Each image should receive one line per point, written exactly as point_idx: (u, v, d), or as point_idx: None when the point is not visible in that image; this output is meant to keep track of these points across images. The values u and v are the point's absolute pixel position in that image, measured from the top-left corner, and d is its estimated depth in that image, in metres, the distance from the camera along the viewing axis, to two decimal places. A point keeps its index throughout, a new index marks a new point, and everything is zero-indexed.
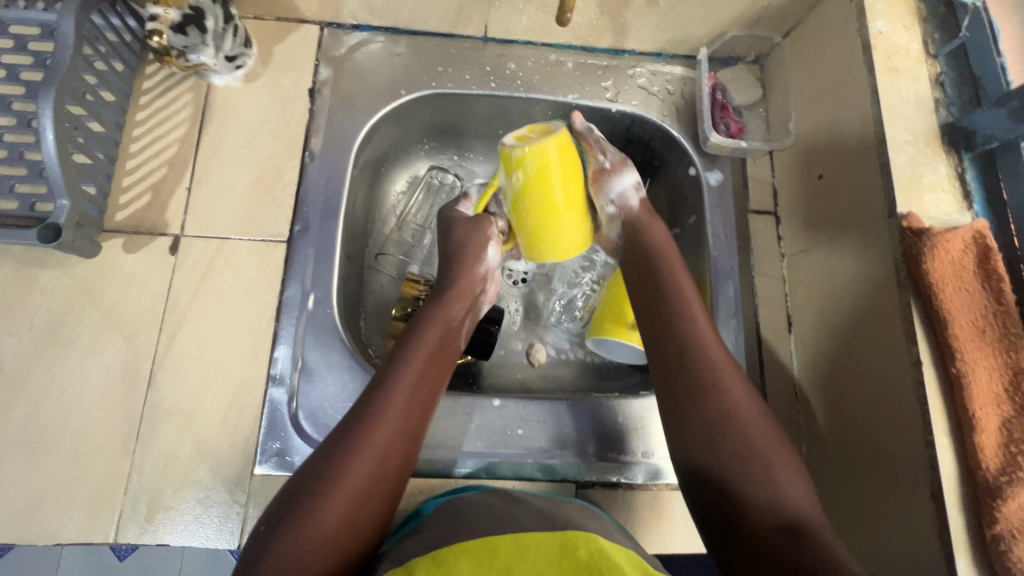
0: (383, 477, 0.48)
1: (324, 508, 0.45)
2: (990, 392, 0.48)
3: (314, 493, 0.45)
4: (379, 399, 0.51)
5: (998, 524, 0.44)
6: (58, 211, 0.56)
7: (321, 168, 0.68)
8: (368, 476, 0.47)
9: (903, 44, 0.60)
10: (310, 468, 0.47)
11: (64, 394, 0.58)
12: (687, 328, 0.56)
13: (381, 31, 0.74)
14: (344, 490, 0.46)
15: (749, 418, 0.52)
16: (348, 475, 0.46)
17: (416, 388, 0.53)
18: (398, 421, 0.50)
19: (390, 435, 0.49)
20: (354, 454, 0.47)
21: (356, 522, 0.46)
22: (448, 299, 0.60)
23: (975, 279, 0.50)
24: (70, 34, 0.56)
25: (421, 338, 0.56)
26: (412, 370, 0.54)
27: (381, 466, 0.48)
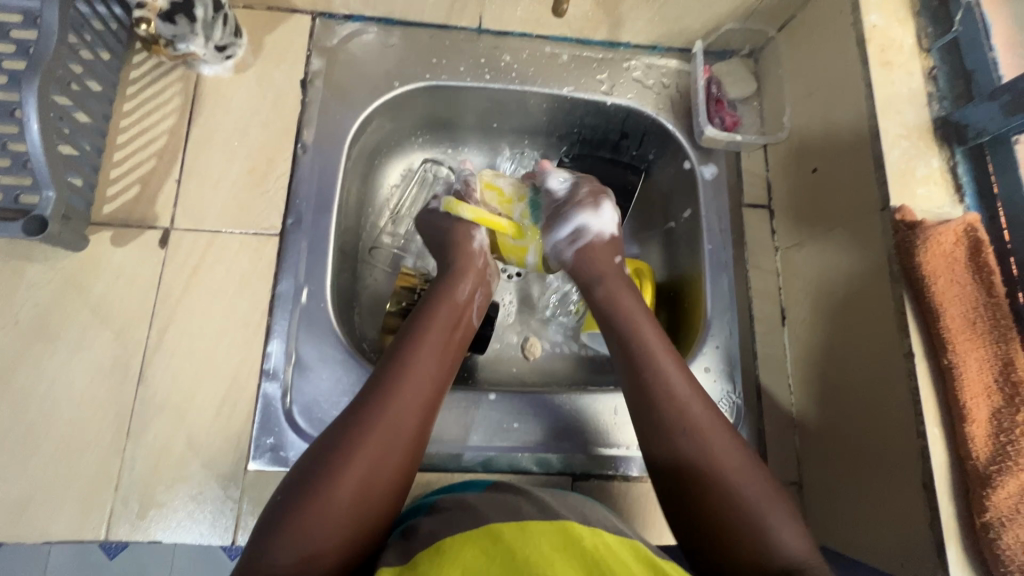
0: (397, 451, 0.49)
1: (339, 479, 0.46)
2: (981, 383, 0.48)
3: (330, 463, 0.47)
4: (389, 375, 0.52)
5: (988, 512, 0.45)
6: (44, 203, 0.55)
7: (314, 160, 0.67)
8: (381, 448, 0.48)
9: (896, 38, 0.61)
10: (324, 443, 0.49)
11: (52, 389, 0.57)
12: (649, 373, 0.56)
13: (373, 22, 0.73)
14: (358, 462, 0.47)
15: (727, 466, 0.50)
16: (360, 447, 0.47)
17: (429, 361, 0.55)
18: (410, 395, 0.52)
19: (405, 408, 0.51)
20: (368, 426, 0.49)
21: (371, 491, 0.47)
22: (453, 278, 0.63)
23: (966, 272, 0.50)
24: (54, 21, 0.54)
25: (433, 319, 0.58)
26: (422, 347, 0.55)
27: (394, 439, 0.49)
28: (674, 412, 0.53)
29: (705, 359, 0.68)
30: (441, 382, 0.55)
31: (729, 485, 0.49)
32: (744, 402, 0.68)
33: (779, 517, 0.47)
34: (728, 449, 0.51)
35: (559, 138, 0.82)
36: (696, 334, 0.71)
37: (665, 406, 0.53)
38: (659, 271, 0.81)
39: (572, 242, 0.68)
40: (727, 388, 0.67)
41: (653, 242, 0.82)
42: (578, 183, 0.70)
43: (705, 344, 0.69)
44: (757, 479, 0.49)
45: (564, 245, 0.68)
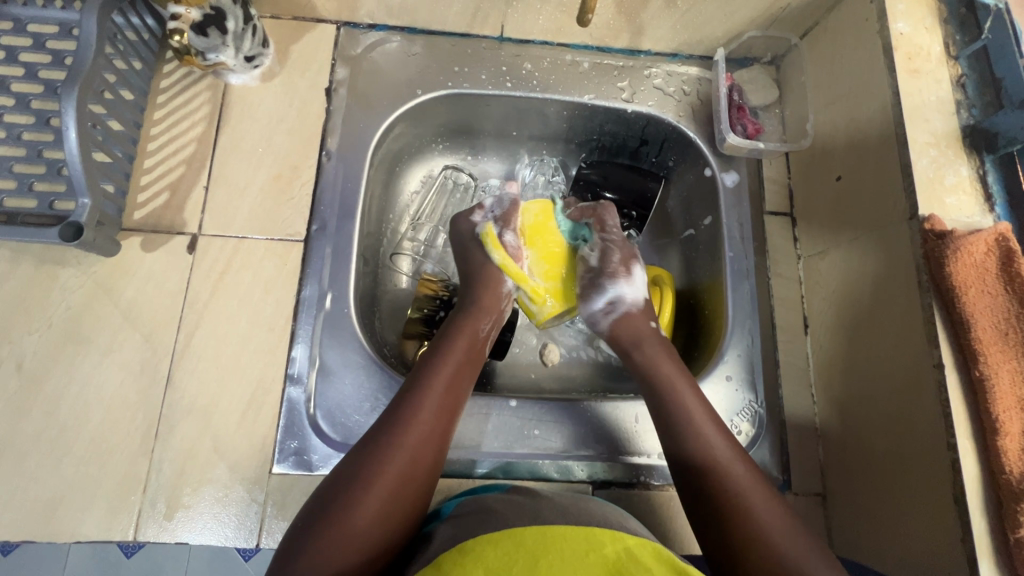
0: (416, 479, 0.49)
1: (361, 503, 0.46)
2: (1013, 396, 0.47)
3: (352, 488, 0.47)
4: (407, 402, 0.53)
5: (1022, 528, 0.44)
6: (80, 209, 0.56)
7: (338, 167, 0.68)
8: (401, 474, 0.49)
9: (924, 45, 0.60)
10: (345, 467, 0.49)
11: (83, 392, 0.58)
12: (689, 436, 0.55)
13: (397, 31, 0.74)
14: (378, 488, 0.47)
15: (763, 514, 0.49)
16: (381, 472, 0.48)
17: (445, 389, 0.55)
18: (428, 423, 0.52)
19: (421, 433, 0.51)
20: (387, 451, 0.49)
21: (392, 517, 0.47)
22: (478, 313, 0.63)
23: (998, 283, 0.50)
24: (91, 33, 0.56)
25: (450, 349, 0.58)
26: (439, 375, 0.55)
27: (412, 467, 0.49)
28: (712, 469, 0.52)
29: (727, 368, 0.68)
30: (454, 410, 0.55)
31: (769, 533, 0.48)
32: (766, 412, 0.67)
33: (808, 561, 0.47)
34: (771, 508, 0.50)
35: (578, 145, 0.82)
36: (717, 342, 0.70)
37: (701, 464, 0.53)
38: (678, 278, 0.81)
39: (607, 314, 0.64)
40: (748, 398, 0.67)
41: (673, 249, 0.82)
42: (613, 246, 0.66)
43: (726, 352, 0.68)
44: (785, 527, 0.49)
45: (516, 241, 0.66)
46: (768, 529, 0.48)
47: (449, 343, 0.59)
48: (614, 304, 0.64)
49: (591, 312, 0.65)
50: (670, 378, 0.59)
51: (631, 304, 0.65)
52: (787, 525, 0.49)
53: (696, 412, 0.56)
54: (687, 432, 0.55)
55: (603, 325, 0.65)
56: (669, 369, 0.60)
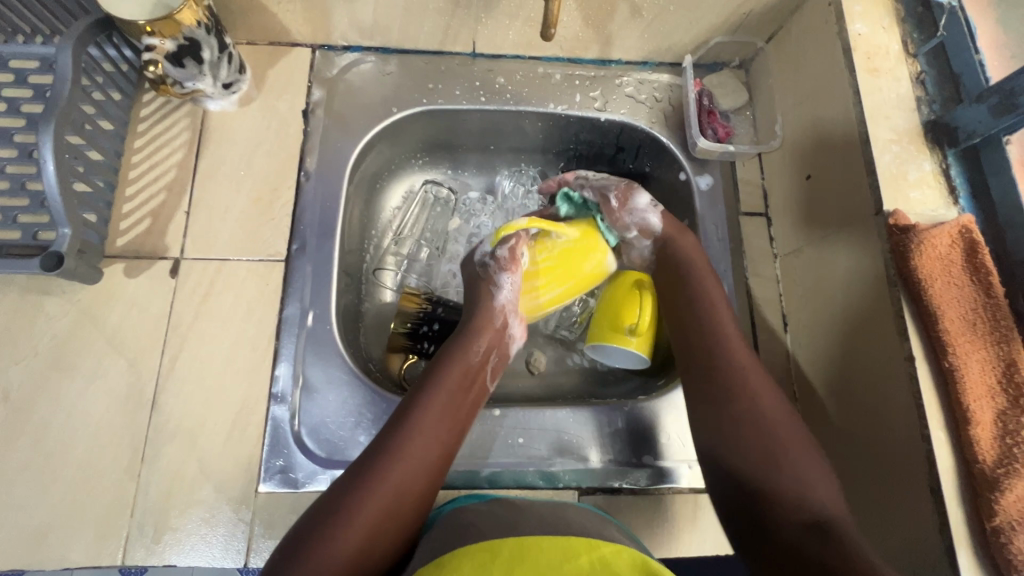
0: (397, 514, 0.49)
1: (341, 535, 0.46)
2: (983, 385, 0.48)
3: (333, 522, 0.47)
4: (399, 432, 0.53)
5: (998, 516, 0.45)
6: (61, 239, 0.57)
7: (317, 187, 0.70)
8: (378, 519, 0.48)
9: (882, 45, 0.61)
10: (326, 501, 0.49)
11: (69, 419, 0.59)
12: (725, 384, 0.60)
13: (371, 51, 0.76)
14: (358, 523, 0.47)
15: (783, 423, 0.57)
16: (358, 518, 0.48)
17: (437, 428, 0.54)
18: (417, 462, 0.52)
19: (409, 473, 0.51)
20: (372, 486, 0.49)
21: (371, 553, 0.47)
22: (476, 331, 0.61)
23: (964, 273, 0.51)
24: (67, 66, 0.57)
25: (449, 380, 0.58)
26: (433, 409, 0.55)
27: (395, 504, 0.49)
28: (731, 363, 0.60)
29: None
30: (450, 446, 0.55)
31: (784, 443, 0.56)
32: None
33: (816, 475, 0.54)
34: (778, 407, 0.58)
35: (555, 154, 0.84)
36: None
37: (728, 375, 0.60)
38: None
39: (558, 295, 0.68)
40: None
41: None
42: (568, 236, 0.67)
43: None
44: (790, 427, 0.57)
45: (553, 299, 0.69)
46: (790, 431, 0.56)
47: (450, 374, 0.58)
48: (565, 286, 0.67)
49: (545, 293, 0.68)
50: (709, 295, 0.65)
51: (581, 288, 0.68)
52: (801, 442, 0.56)
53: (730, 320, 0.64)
54: (701, 374, 0.61)
55: (554, 306, 0.69)
56: (708, 281, 0.66)
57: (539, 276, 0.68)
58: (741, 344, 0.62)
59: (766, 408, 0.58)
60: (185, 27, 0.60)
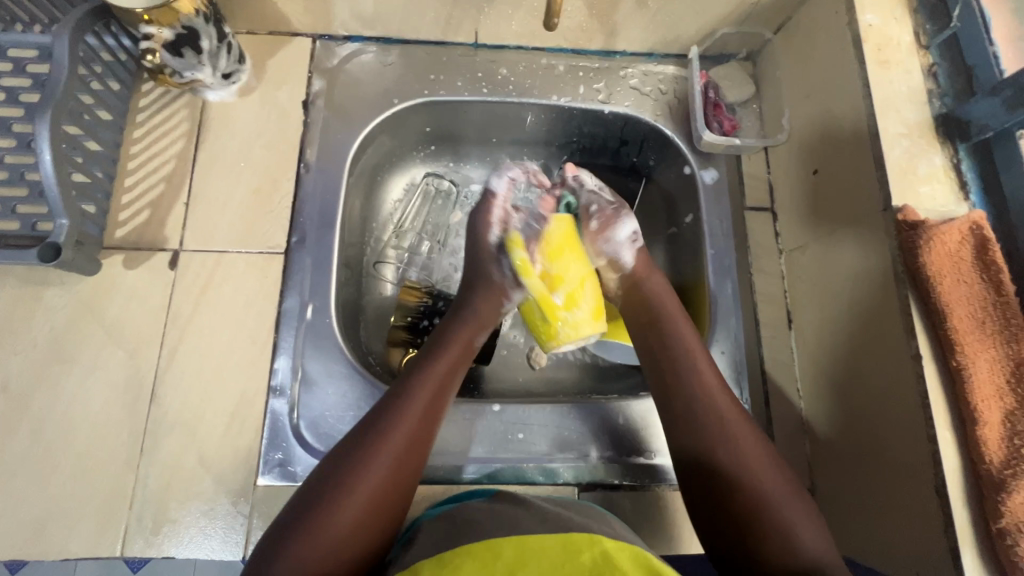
0: (399, 480, 0.50)
1: (346, 501, 0.47)
2: (992, 384, 0.47)
3: (334, 491, 0.48)
4: (392, 404, 0.53)
5: (1004, 518, 0.44)
6: (58, 230, 0.57)
7: (317, 179, 0.69)
8: (381, 484, 0.49)
9: (894, 36, 0.60)
10: (324, 472, 0.50)
11: (69, 410, 0.58)
12: (696, 397, 0.57)
13: (372, 41, 0.75)
14: (358, 494, 0.48)
15: (748, 453, 0.53)
16: (363, 481, 0.48)
17: (434, 398, 0.55)
18: (416, 430, 0.52)
19: (409, 441, 0.52)
20: (377, 450, 0.50)
21: (374, 517, 0.48)
22: (471, 317, 0.64)
23: (973, 271, 0.49)
24: (64, 55, 0.57)
25: (445, 355, 0.59)
26: (430, 381, 0.56)
27: (397, 470, 0.50)
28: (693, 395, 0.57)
29: None
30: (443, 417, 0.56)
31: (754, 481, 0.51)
32: (752, 409, 0.67)
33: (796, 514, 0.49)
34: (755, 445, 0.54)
35: (559, 148, 0.83)
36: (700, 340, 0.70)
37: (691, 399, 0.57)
38: (663, 276, 0.81)
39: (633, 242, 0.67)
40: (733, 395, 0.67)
41: (657, 248, 0.82)
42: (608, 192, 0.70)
43: (710, 349, 0.68)
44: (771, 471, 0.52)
45: (624, 249, 0.67)
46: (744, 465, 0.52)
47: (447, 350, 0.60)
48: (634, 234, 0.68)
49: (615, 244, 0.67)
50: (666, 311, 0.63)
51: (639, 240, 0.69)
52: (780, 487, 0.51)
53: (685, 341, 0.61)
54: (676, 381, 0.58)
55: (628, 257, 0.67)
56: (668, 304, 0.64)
57: (608, 226, 0.66)
58: (696, 347, 0.61)
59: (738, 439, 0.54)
60: (183, 16, 0.60)
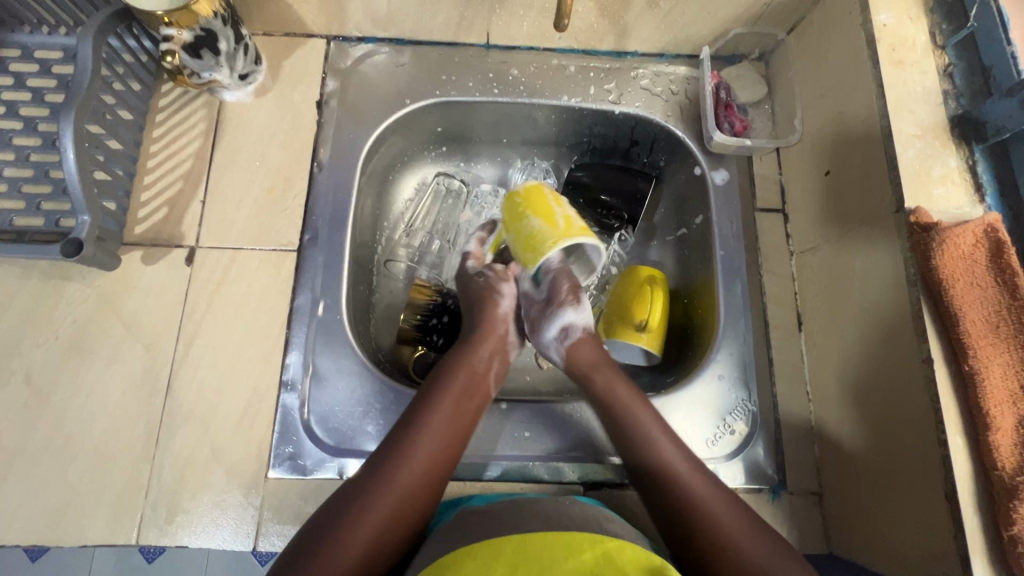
0: (406, 514, 0.51)
1: (351, 538, 0.47)
2: (1004, 390, 0.46)
3: (340, 526, 0.48)
4: (403, 437, 0.54)
5: (1016, 525, 0.43)
6: (80, 226, 0.58)
7: (329, 178, 0.70)
8: (386, 520, 0.49)
9: (909, 36, 0.59)
10: (331, 505, 0.50)
11: (88, 401, 0.60)
12: (643, 447, 0.58)
13: (385, 42, 0.76)
14: (365, 531, 0.48)
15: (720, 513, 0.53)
16: (368, 518, 0.49)
17: (442, 430, 0.55)
18: (422, 463, 0.53)
19: (416, 474, 0.52)
20: (382, 486, 0.51)
21: (379, 554, 0.48)
22: (476, 340, 0.63)
23: (988, 275, 0.49)
24: (88, 57, 0.58)
25: (453, 383, 0.59)
26: (438, 413, 0.56)
27: (404, 504, 0.51)
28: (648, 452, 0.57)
29: (720, 366, 0.67)
30: (454, 447, 0.56)
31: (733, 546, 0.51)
32: (760, 411, 0.66)
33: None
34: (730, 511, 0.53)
35: (570, 148, 0.83)
36: (709, 343, 0.70)
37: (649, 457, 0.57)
38: (673, 277, 0.81)
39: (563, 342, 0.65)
40: (742, 396, 0.66)
41: (667, 249, 0.82)
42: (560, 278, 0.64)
43: (719, 351, 0.68)
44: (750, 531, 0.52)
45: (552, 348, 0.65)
46: (728, 531, 0.51)
47: (457, 378, 0.59)
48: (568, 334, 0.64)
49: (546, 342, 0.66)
50: (588, 366, 0.63)
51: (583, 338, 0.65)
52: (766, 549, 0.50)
53: (637, 401, 0.60)
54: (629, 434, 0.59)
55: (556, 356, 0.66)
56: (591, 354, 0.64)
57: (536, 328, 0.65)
58: (643, 403, 0.60)
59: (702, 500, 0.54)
60: (201, 18, 0.60)
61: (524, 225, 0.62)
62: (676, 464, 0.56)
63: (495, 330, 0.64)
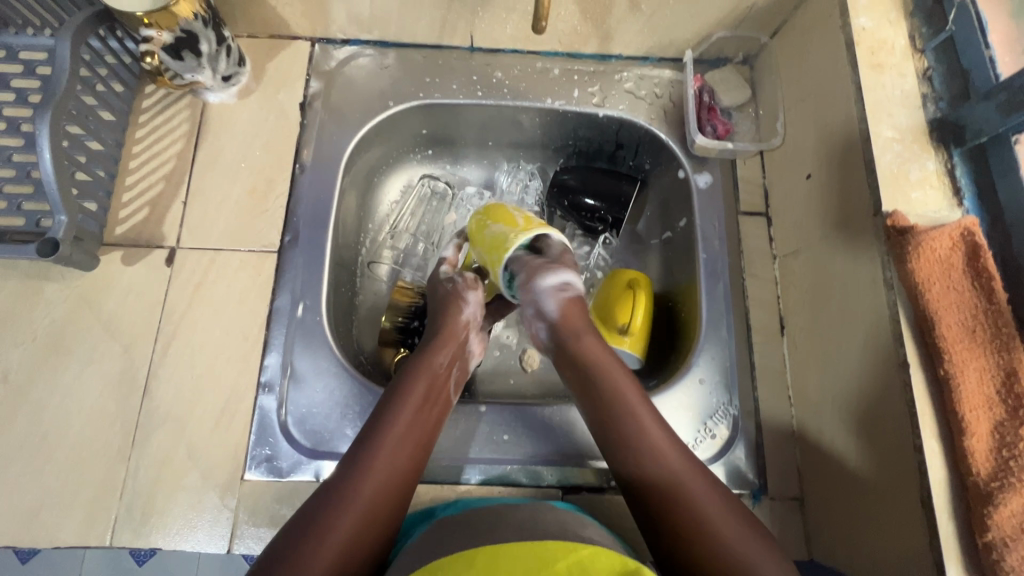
0: (371, 529, 0.49)
1: (314, 558, 0.45)
2: (981, 394, 0.46)
3: (303, 546, 0.46)
4: (365, 450, 0.52)
5: (990, 532, 0.43)
6: (57, 226, 0.58)
7: (311, 179, 0.70)
8: (350, 537, 0.47)
9: (888, 40, 0.59)
10: (295, 524, 0.48)
11: (64, 402, 0.60)
12: (633, 443, 0.54)
13: (370, 45, 0.76)
14: (329, 549, 0.46)
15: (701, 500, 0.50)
16: (332, 536, 0.47)
17: (405, 440, 0.54)
18: (384, 474, 0.51)
19: (379, 487, 0.51)
20: (345, 502, 0.49)
21: (345, 573, 0.46)
22: (436, 346, 0.61)
23: (964, 279, 0.48)
24: (66, 57, 0.58)
25: (414, 390, 0.57)
26: (400, 423, 0.55)
27: (368, 520, 0.49)
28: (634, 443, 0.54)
29: (702, 370, 0.67)
30: (416, 457, 0.54)
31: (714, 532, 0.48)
32: (741, 415, 0.66)
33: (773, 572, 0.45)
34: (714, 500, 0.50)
35: (556, 151, 0.83)
36: (691, 346, 0.70)
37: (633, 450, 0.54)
38: (658, 280, 0.80)
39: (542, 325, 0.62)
40: (722, 400, 0.66)
41: (652, 252, 0.82)
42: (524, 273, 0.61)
43: (701, 355, 0.68)
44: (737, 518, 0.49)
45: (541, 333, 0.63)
46: (708, 517, 0.49)
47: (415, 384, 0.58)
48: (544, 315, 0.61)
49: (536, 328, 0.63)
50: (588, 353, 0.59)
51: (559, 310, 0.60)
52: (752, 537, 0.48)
53: (624, 384, 0.57)
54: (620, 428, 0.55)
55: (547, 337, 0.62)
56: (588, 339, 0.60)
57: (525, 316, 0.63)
58: (634, 392, 0.57)
59: (687, 489, 0.51)
60: (183, 20, 0.61)
61: (485, 234, 0.64)
62: (674, 460, 0.53)
63: (457, 335, 0.63)
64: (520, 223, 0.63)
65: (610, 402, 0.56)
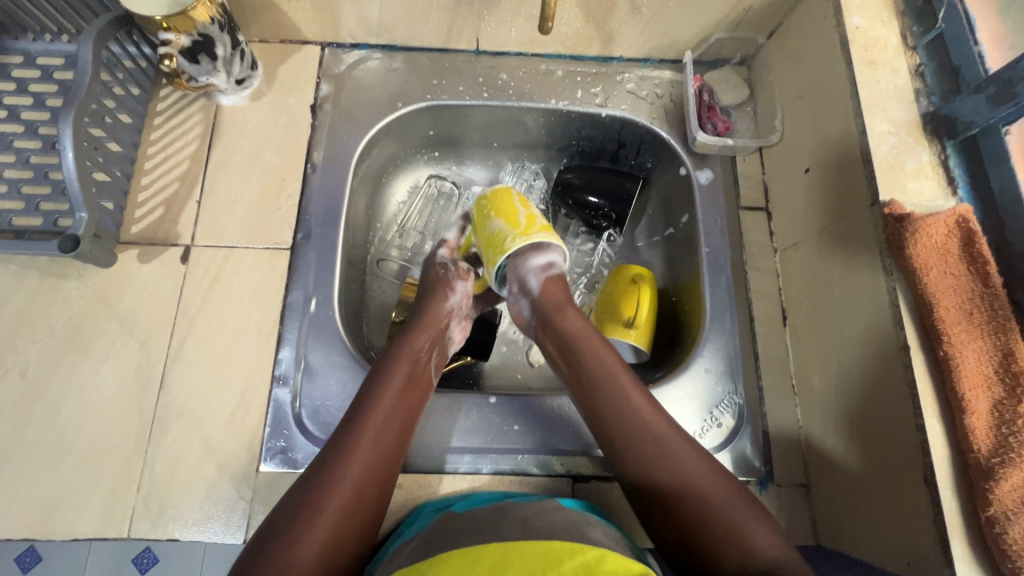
0: (360, 508, 0.51)
1: (304, 538, 0.47)
2: (980, 374, 0.47)
3: (295, 527, 0.47)
4: (349, 430, 0.54)
5: (992, 506, 0.44)
6: (77, 223, 0.60)
7: (323, 179, 0.72)
8: (339, 517, 0.49)
9: (880, 38, 0.62)
10: (284, 506, 0.50)
11: (82, 396, 0.61)
12: (634, 422, 0.57)
13: (378, 49, 0.78)
14: (319, 527, 0.48)
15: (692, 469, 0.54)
16: (319, 514, 0.49)
17: (388, 417, 0.56)
18: (368, 454, 0.53)
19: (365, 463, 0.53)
20: (331, 483, 0.50)
21: (336, 548, 0.48)
22: (415, 331, 0.64)
23: (961, 264, 0.50)
24: (88, 60, 0.60)
25: (395, 375, 0.59)
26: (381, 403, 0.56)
27: (358, 496, 0.51)
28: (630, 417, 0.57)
29: (707, 360, 0.69)
30: (399, 434, 0.56)
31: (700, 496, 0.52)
32: (746, 403, 0.67)
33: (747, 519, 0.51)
34: (700, 468, 0.54)
35: (559, 151, 0.85)
36: (696, 338, 0.71)
37: (633, 425, 0.57)
38: (661, 275, 0.82)
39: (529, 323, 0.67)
40: (728, 390, 0.67)
41: (655, 248, 0.83)
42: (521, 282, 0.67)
43: (706, 346, 0.69)
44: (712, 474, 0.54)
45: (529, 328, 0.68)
46: (703, 486, 0.53)
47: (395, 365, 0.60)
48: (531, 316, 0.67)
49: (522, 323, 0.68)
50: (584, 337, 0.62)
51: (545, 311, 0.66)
52: (726, 491, 0.53)
53: (616, 369, 0.60)
54: (619, 408, 0.58)
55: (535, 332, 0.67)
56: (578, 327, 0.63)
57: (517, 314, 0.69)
58: (624, 373, 0.60)
59: (677, 455, 0.55)
60: (199, 24, 0.62)
61: (486, 227, 0.70)
62: (670, 437, 0.56)
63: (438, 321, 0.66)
64: (522, 223, 0.68)
65: (604, 386, 0.59)
